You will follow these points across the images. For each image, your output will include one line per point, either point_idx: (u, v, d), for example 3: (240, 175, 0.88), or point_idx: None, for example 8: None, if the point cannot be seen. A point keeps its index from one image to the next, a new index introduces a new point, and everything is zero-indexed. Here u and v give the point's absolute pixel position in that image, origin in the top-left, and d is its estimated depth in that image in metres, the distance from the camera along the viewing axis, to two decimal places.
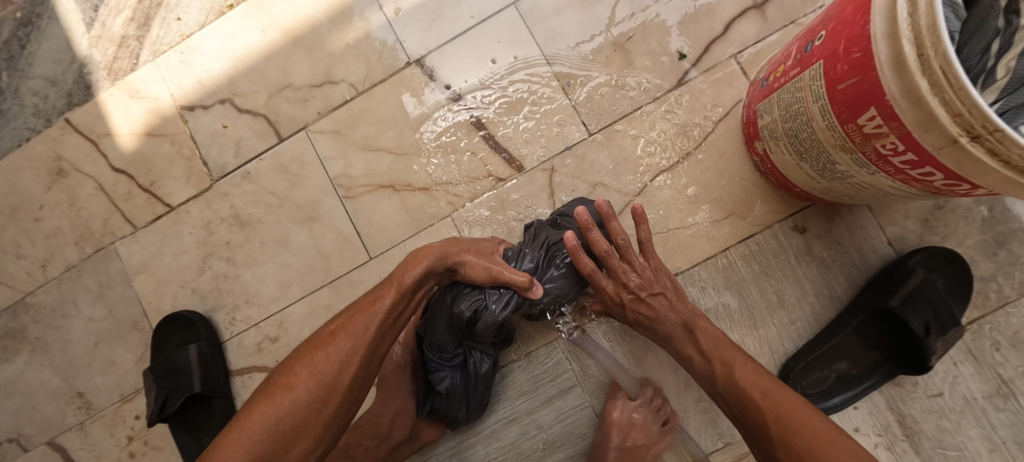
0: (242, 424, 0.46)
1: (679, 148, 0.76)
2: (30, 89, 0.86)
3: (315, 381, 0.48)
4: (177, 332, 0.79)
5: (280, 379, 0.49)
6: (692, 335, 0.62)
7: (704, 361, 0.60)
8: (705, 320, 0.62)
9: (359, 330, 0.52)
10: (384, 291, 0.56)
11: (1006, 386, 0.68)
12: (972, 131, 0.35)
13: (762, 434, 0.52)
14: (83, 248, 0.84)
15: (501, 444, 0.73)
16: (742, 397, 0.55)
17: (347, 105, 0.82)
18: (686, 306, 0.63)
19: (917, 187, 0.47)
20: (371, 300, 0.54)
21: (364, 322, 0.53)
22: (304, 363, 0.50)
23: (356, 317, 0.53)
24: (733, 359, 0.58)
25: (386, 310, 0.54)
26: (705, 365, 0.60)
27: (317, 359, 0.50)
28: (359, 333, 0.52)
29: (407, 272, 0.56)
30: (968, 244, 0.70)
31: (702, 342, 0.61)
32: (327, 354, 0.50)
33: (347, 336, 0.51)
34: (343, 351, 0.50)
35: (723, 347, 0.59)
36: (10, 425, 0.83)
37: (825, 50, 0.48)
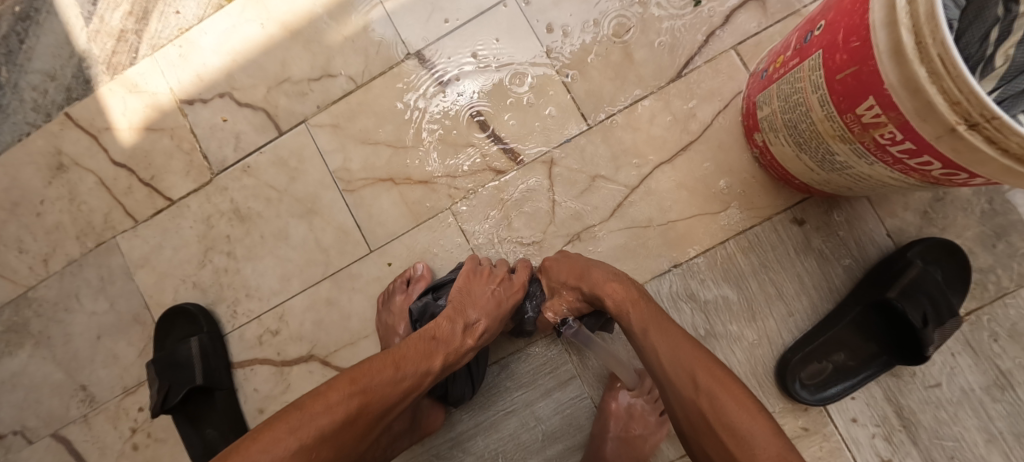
0: None
1: (679, 140, 0.76)
2: (29, 84, 0.86)
3: (330, 451, 0.47)
4: (178, 325, 0.79)
5: (297, 420, 0.46)
6: (623, 283, 0.60)
7: (636, 313, 0.56)
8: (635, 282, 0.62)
9: (391, 399, 0.52)
10: (428, 360, 0.56)
11: (1004, 377, 0.68)
12: (970, 119, 0.35)
13: (689, 388, 0.47)
14: (84, 242, 0.84)
15: (500, 435, 0.73)
16: (677, 354, 0.50)
17: (346, 98, 0.82)
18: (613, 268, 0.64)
19: (915, 177, 0.47)
20: (411, 365, 0.55)
21: (398, 395, 0.53)
22: (328, 412, 0.48)
23: (392, 383, 0.53)
24: (659, 318, 0.54)
25: (416, 389, 0.55)
26: (640, 318, 0.55)
27: (340, 426, 0.48)
28: (387, 409, 0.52)
29: (456, 350, 0.59)
30: (967, 235, 0.70)
31: (631, 293, 0.58)
32: (351, 420, 0.49)
33: (377, 410, 0.51)
34: (366, 425, 0.50)
35: (643, 304, 0.56)
36: (14, 418, 0.84)
37: (825, 40, 0.47)
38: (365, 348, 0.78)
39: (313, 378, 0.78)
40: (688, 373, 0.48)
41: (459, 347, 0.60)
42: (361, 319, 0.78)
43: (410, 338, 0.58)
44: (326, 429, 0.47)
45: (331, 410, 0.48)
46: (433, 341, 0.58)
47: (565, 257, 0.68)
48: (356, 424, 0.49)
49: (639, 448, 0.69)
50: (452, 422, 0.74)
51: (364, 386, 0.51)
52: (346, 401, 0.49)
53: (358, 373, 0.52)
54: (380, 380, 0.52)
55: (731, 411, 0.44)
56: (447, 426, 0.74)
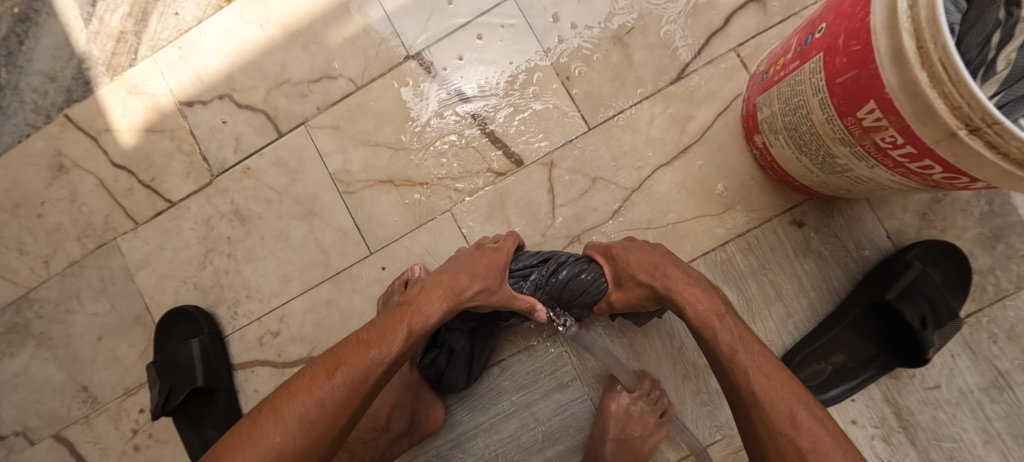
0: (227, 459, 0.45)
1: (678, 141, 0.76)
2: (29, 85, 0.86)
3: (303, 432, 0.47)
4: (178, 326, 0.79)
5: (268, 409, 0.48)
6: (709, 293, 0.56)
7: (722, 325, 0.52)
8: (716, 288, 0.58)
9: (359, 374, 0.50)
10: (393, 330, 0.54)
11: (1002, 378, 0.69)
12: (971, 124, 0.35)
13: (784, 422, 0.45)
14: (85, 244, 0.85)
15: (500, 437, 0.74)
16: (768, 379, 0.48)
17: (346, 99, 0.82)
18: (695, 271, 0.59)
19: (915, 180, 0.47)
20: (377, 338, 0.53)
21: (365, 368, 0.50)
22: (297, 398, 0.48)
23: (357, 358, 0.51)
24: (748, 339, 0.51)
25: (390, 357, 0.52)
26: (724, 328, 0.52)
27: (308, 406, 0.48)
28: (359, 382, 0.50)
29: (421, 313, 0.55)
30: (966, 237, 0.70)
31: (714, 303, 0.54)
32: (320, 398, 0.48)
33: (347, 385, 0.49)
34: (338, 402, 0.49)
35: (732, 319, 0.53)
36: (16, 419, 0.84)
37: (825, 43, 0.47)
38: None
39: None
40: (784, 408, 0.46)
41: (429, 309, 0.56)
42: (361, 320, 0.78)
43: (381, 314, 0.57)
44: (294, 412, 0.47)
45: (299, 394, 0.49)
46: (400, 309, 0.56)
47: (636, 248, 0.63)
48: (326, 403, 0.48)
49: (639, 448, 0.69)
50: (450, 424, 0.74)
51: (330, 365, 0.51)
52: (314, 382, 0.49)
53: (329, 357, 0.52)
54: (346, 357, 0.51)
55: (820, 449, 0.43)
56: (447, 428, 0.75)
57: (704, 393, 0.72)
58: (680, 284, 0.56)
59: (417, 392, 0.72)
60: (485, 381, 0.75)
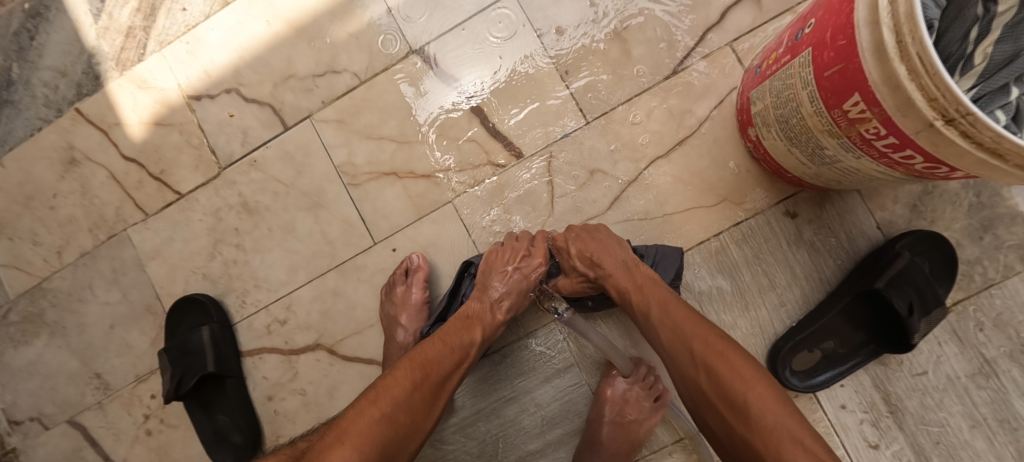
0: (346, 441, 0.48)
1: (675, 135, 0.78)
2: (41, 80, 0.88)
3: (408, 417, 0.53)
4: (189, 315, 0.82)
5: (372, 396, 0.53)
6: (630, 272, 0.64)
7: (640, 297, 0.61)
8: (643, 265, 0.65)
9: (447, 369, 0.59)
10: (470, 333, 0.63)
11: (988, 365, 0.71)
12: (946, 115, 0.37)
13: (691, 362, 0.53)
14: (97, 235, 0.87)
15: (501, 421, 0.76)
16: (677, 330, 0.55)
17: (350, 93, 0.84)
18: (627, 252, 0.66)
19: (900, 170, 0.49)
20: (457, 340, 0.61)
21: (451, 364, 0.59)
22: (398, 387, 0.54)
23: (445, 356, 0.59)
24: (663, 298, 0.59)
25: (467, 357, 0.62)
26: (642, 300, 0.61)
27: (411, 394, 0.54)
28: (446, 377, 0.58)
29: (489, 320, 0.65)
30: (955, 228, 0.72)
31: (636, 280, 0.63)
32: (418, 389, 0.55)
33: (438, 378, 0.57)
34: (433, 393, 0.56)
35: (649, 286, 0.62)
36: (31, 405, 0.87)
37: (814, 38, 0.49)
38: (370, 337, 0.80)
39: (319, 366, 0.80)
40: (687, 350, 0.53)
41: (495, 317, 0.66)
42: (365, 309, 0.81)
43: (448, 320, 0.64)
44: (399, 398, 0.53)
45: (400, 383, 0.54)
46: (468, 318, 0.65)
47: (577, 239, 0.69)
48: (424, 391, 0.55)
49: (634, 432, 0.71)
50: (453, 409, 0.77)
51: (419, 360, 0.57)
52: (409, 375, 0.55)
53: (413, 354, 0.58)
54: (432, 354, 0.59)
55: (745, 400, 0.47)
56: (450, 414, 0.77)
57: None
58: (611, 271, 0.65)
59: None
60: (486, 367, 0.77)
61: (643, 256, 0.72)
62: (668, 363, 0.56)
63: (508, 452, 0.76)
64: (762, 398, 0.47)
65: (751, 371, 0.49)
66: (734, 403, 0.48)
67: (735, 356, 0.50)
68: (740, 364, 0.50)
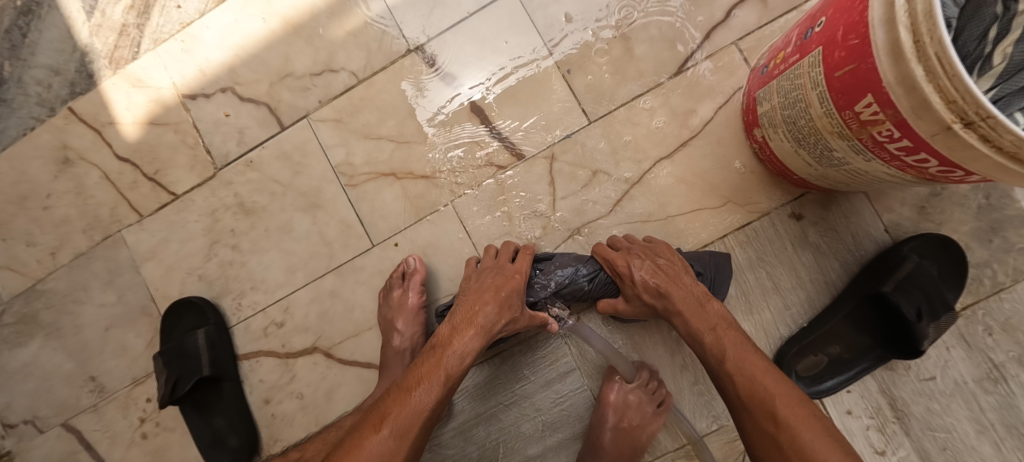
0: None
1: (678, 135, 0.76)
2: (34, 78, 0.87)
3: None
4: (185, 317, 0.81)
5: None
6: (703, 309, 0.61)
7: (714, 338, 0.58)
8: (714, 300, 0.62)
9: (403, 423, 0.53)
10: (428, 375, 0.57)
11: (997, 370, 0.70)
12: (965, 117, 0.36)
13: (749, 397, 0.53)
14: (91, 236, 0.86)
15: (501, 426, 0.75)
16: (754, 381, 0.53)
17: (348, 93, 0.82)
18: (697, 287, 0.63)
19: (911, 173, 0.48)
20: (414, 388, 0.56)
21: (408, 414, 0.53)
22: (351, 457, 0.50)
23: (399, 407, 0.54)
24: (739, 342, 0.57)
25: (430, 401, 0.55)
26: (716, 342, 0.58)
27: (362, 460, 0.50)
28: (406, 427, 0.53)
29: (450, 353, 0.59)
30: (963, 231, 0.71)
31: (709, 318, 0.60)
32: (373, 453, 0.50)
33: (393, 431, 0.52)
34: (389, 453, 0.51)
35: (723, 327, 0.59)
36: (25, 407, 0.86)
37: (824, 37, 0.48)
38: (368, 340, 0.79)
39: (317, 369, 0.79)
40: (748, 385, 0.53)
41: (459, 348, 0.59)
42: (363, 311, 0.80)
43: (416, 361, 0.60)
44: None
45: (352, 451, 0.51)
46: (432, 353, 0.59)
47: (641, 267, 0.65)
48: (378, 452, 0.50)
49: (636, 436, 0.70)
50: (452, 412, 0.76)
51: (375, 420, 0.53)
52: (364, 438, 0.52)
53: (373, 413, 0.55)
54: (389, 409, 0.54)
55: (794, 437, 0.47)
56: (450, 417, 0.76)
57: (702, 383, 0.73)
58: (682, 307, 0.62)
59: None
60: (485, 370, 0.76)
61: (703, 273, 0.68)
62: (737, 412, 0.54)
63: (508, 457, 0.75)
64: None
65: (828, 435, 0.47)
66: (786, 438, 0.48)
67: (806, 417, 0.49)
68: (807, 422, 0.48)
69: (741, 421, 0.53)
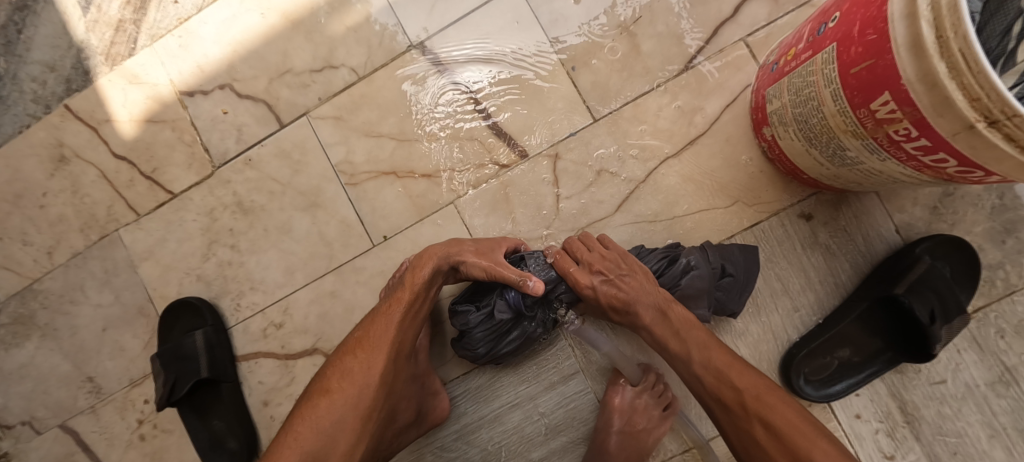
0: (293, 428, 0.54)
1: (685, 133, 0.75)
2: (29, 75, 0.85)
3: (346, 384, 0.57)
4: (183, 318, 0.79)
5: (320, 386, 0.58)
6: (665, 316, 0.60)
7: (678, 343, 0.58)
8: (677, 304, 0.61)
9: (380, 333, 0.60)
10: (400, 294, 0.62)
11: (1009, 373, 0.68)
12: (990, 116, 0.34)
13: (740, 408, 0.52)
14: (88, 235, 0.84)
15: (503, 428, 0.74)
16: (722, 377, 0.54)
17: (349, 90, 0.81)
18: (657, 290, 0.62)
19: (929, 174, 0.46)
20: (388, 305, 0.62)
21: (384, 328, 0.60)
22: (338, 369, 0.58)
23: (377, 324, 0.61)
24: (702, 343, 0.57)
25: (403, 314, 0.61)
26: (682, 348, 0.58)
27: (348, 365, 0.58)
28: (382, 334, 0.60)
29: (418, 273, 0.63)
30: (976, 231, 0.69)
31: (673, 324, 0.59)
32: (357, 358, 0.59)
33: (370, 340, 0.60)
34: (368, 361, 0.58)
35: (688, 330, 0.59)
36: (22, 409, 0.85)
37: (839, 33, 0.46)
38: None
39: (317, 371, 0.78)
40: (735, 398, 0.53)
41: (424, 271, 0.63)
42: (364, 313, 0.78)
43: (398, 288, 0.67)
44: (338, 373, 0.58)
45: (340, 362, 0.59)
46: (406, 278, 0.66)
47: (606, 283, 0.63)
48: (363, 358, 0.58)
49: (643, 441, 0.69)
50: (454, 414, 0.75)
51: (357, 339, 0.61)
52: (347, 351, 0.60)
53: (358, 333, 0.62)
54: (369, 329, 0.61)
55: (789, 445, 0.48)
56: (452, 419, 0.75)
57: None
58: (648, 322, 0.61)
59: (424, 383, 0.70)
60: (488, 372, 0.75)
61: (735, 275, 0.67)
62: (704, 401, 0.57)
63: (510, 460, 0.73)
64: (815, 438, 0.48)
65: (800, 420, 0.50)
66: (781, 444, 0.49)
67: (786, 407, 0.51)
68: (780, 405, 0.51)
69: (710, 408, 0.56)
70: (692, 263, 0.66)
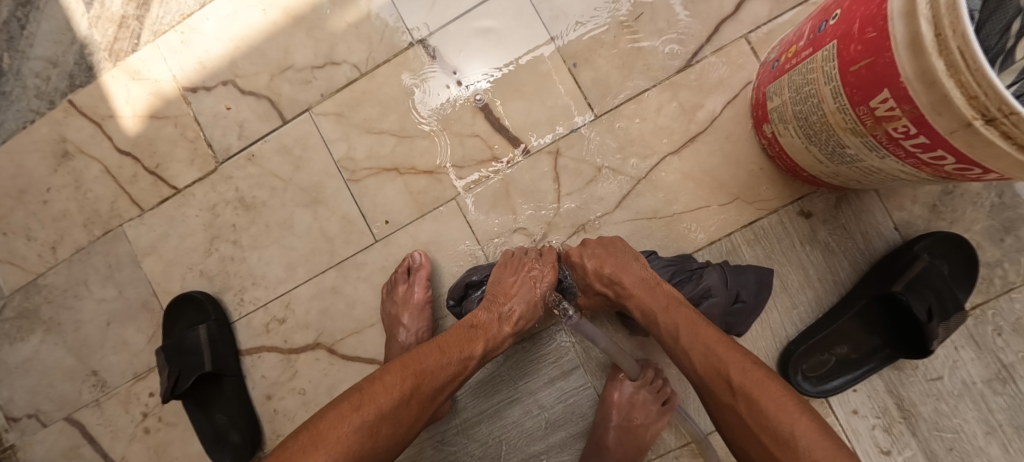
0: (320, 450, 0.45)
1: (686, 130, 0.75)
2: (31, 71, 0.86)
3: (392, 427, 0.51)
4: (186, 313, 0.80)
5: (365, 411, 0.49)
6: (653, 290, 0.61)
7: (667, 318, 0.57)
8: (667, 284, 0.62)
9: (443, 383, 0.56)
10: (473, 347, 0.59)
11: (1006, 370, 0.69)
12: (987, 114, 0.34)
13: (720, 380, 0.49)
14: (91, 230, 0.85)
15: (503, 423, 0.74)
16: (709, 354, 0.51)
17: (350, 86, 0.81)
18: (648, 270, 0.63)
19: (927, 171, 0.46)
20: (461, 355, 0.58)
21: (446, 378, 0.57)
22: (388, 398, 0.51)
23: (444, 370, 0.56)
24: (690, 320, 0.55)
25: (463, 373, 0.59)
26: (669, 321, 0.57)
27: (400, 402, 0.52)
28: (439, 389, 0.56)
29: (496, 337, 0.62)
30: (975, 229, 0.70)
31: (660, 301, 0.59)
32: (412, 398, 0.53)
33: (429, 389, 0.55)
34: (420, 408, 0.54)
35: (675, 306, 0.58)
36: (28, 402, 0.86)
37: (839, 30, 0.46)
38: (370, 337, 0.78)
39: (319, 366, 0.79)
40: (716, 368, 0.50)
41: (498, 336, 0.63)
42: (366, 308, 0.79)
43: (452, 327, 0.61)
44: (387, 404, 0.51)
45: (391, 390, 0.52)
46: (475, 329, 0.61)
47: (592, 256, 0.66)
48: (417, 401, 0.53)
49: (641, 436, 0.70)
50: (455, 409, 0.76)
51: (417, 371, 0.54)
52: (399, 385, 0.52)
53: (413, 359, 0.55)
54: (431, 366, 0.55)
55: (764, 415, 0.45)
56: (453, 414, 0.76)
57: None
58: (633, 291, 0.62)
59: None
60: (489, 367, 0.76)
61: (746, 302, 0.67)
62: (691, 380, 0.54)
63: (510, 455, 0.74)
64: (810, 434, 0.42)
65: (783, 395, 0.45)
66: (759, 416, 0.45)
67: (771, 381, 0.47)
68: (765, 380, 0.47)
69: (697, 386, 0.53)
70: (711, 288, 0.66)
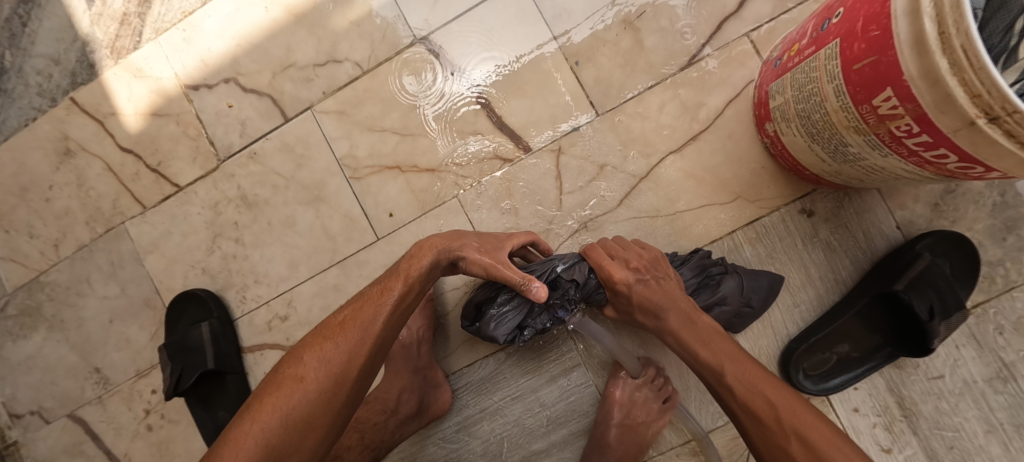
0: (255, 414, 0.49)
1: (688, 129, 0.75)
2: (34, 68, 0.86)
3: (322, 372, 0.51)
4: (188, 310, 0.80)
5: (290, 370, 0.52)
6: (694, 325, 0.59)
7: (709, 353, 0.57)
8: (704, 314, 0.61)
9: (368, 321, 0.55)
10: (392, 282, 0.58)
11: (1007, 369, 0.69)
12: (991, 112, 0.35)
13: (771, 421, 0.51)
14: (94, 228, 0.85)
15: (504, 421, 0.75)
16: (757, 392, 0.53)
17: (352, 84, 0.81)
18: (687, 300, 0.61)
19: (930, 170, 0.47)
20: (379, 291, 0.57)
21: (371, 314, 0.55)
22: (313, 353, 0.53)
23: (365, 310, 0.55)
24: (734, 356, 0.56)
25: (393, 305, 0.56)
26: (712, 357, 0.57)
27: (326, 350, 0.53)
28: (368, 326, 0.54)
29: (414, 264, 0.59)
30: (977, 228, 0.70)
31: (701, 334, 0.58)
32: (337, 344, 0.53)
33: (354, 331, 0.54)
34: (349, 350, 0.53)
35: (717, 341, 0.58)
36: (31, 399, 0.86)
37: (842, 29, 0.46)
38: None
39: None
40: (767, 407, 0.52)
41: (423, 262, 0.59)
42: None
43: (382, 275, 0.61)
44: (314, 356, 0.52)
45: (316, 344, 0.54)
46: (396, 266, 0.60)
47: (641, 282, 0.61)
48: (343, 343, 0.53)
49: (642, 434, 0.70)
50: (455, 406, 0.76)
51: (339, 321, 0.55)
52: (324, 338, 0.54)
53: (339, 314, 0.57)
54: (354, 312, 0.56)
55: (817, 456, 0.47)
56: (454, 411, 0.76)
57: None
58: (675, 327, 0.60)
59: (425, 375, 0.72)
60: (490, 365, 0.76)
61: (754, 307, 0.69)
62: (735, 415, 0.55)
63: (511, 453, 0.74)
64: None
65: (834, 436, 0.48)
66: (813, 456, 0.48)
67: (819, 421, 0.50)
68: (814, 422, 0.50)
69: (743, 423, 0.54)
70: (727, 297, 0.66)
